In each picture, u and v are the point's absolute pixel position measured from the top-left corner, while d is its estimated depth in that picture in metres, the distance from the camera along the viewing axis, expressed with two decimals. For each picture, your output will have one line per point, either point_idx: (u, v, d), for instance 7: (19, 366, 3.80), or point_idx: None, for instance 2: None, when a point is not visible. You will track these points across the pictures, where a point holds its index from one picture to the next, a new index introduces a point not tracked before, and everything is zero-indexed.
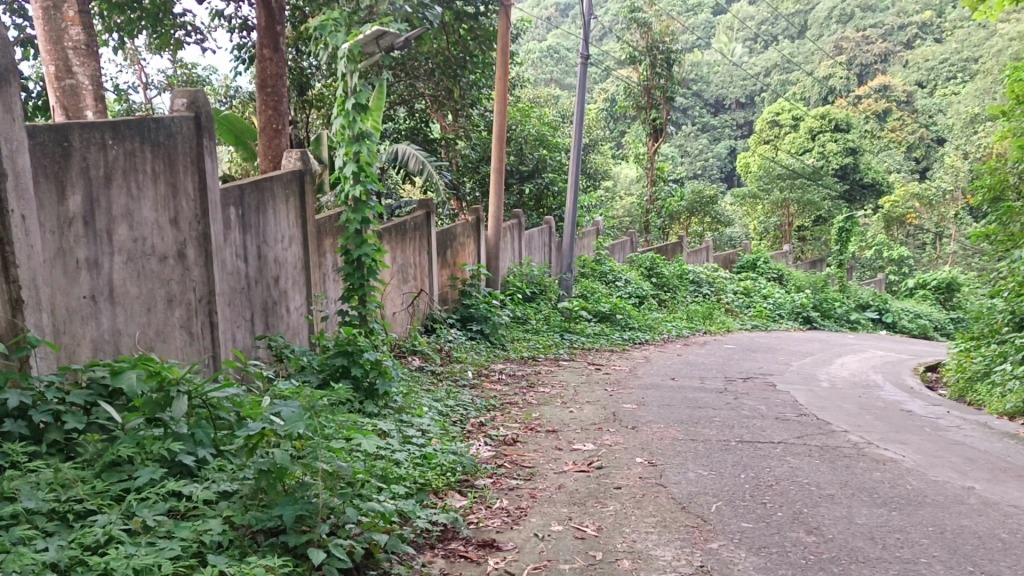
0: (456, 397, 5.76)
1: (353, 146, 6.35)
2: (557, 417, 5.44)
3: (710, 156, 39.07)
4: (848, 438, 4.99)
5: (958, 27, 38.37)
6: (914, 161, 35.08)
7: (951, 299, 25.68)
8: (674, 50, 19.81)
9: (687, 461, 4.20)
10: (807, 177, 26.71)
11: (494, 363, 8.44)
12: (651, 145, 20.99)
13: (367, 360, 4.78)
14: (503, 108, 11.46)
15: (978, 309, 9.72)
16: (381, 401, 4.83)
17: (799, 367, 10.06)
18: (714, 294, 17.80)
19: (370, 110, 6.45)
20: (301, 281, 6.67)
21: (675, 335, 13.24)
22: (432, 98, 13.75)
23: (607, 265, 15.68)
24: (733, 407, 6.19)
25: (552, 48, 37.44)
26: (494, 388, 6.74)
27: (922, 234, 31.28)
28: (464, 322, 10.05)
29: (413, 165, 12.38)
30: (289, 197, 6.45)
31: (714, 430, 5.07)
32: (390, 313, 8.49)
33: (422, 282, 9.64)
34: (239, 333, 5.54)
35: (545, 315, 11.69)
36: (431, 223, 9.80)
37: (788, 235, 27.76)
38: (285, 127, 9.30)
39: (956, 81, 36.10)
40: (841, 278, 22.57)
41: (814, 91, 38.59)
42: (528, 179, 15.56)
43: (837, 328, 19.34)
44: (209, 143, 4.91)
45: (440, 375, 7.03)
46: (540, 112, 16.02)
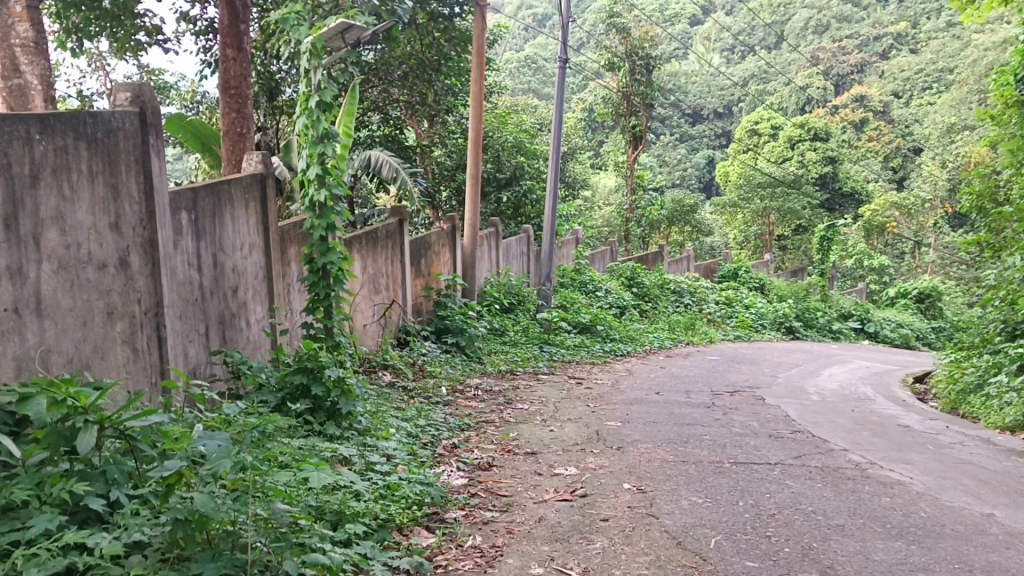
0: (429, 416, 5.38)
1: (317, 147, 5.95)
2: (536, 437, 5.07)
3: (689, 166, 38.98)
4: (848, 457, 4.65)
5: (934, 38, 38.67)
6: (891, 170, 35.21)
7: (931, 308, 25.62)
8: (654, 56, 19.59)
9: (679, 486, 3.83)
10: (788, 185, 26.60)
11: (469, 377, 8.05)
12: (631, 154, 20.72)
13: (327, 377, 4.38)
14: (479, 112, 11.10)
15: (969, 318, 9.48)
16: (343, 422, 4.44)
17: (786, 379, 9.76)
18: (695, 304, 17.54)
19: (335, 110, 6.07)
20: (262, 292, 6.25)
21: (657, 346, 12.92)
22: (407, 104, 13.39)
23: (587, 275, 15.35)
24: (723, 424, 5.84)
25: (531, 58, 37.25)
26: (469, 404, 6.35)
27: (901, 242, 31.32)
28: (439, 334, 9.66)
29: (386, 172, 12.03)
30: (249, 203, 6.05)
31: (704, 450, 4.71)
32: (359, 325, 8.09)
33: (395, 292, 9.25)
34: (192, 348, 5.12)
35: (523, 327, 11.33)
36: (404, 231, 9.41)
37: (768, 244, 27.62)
38: (251, 131, 8.89)
39: (931, 92, 36.32)
40: (822, 287, 22.43)
41: (792, 101, 38.64)
42: (506, 187, 15.22)
43: (820, 338, 19.17)
44: (156, 142, 4.53)
45: (412, 391, 6.63)
46: (518, 119, 15.71)
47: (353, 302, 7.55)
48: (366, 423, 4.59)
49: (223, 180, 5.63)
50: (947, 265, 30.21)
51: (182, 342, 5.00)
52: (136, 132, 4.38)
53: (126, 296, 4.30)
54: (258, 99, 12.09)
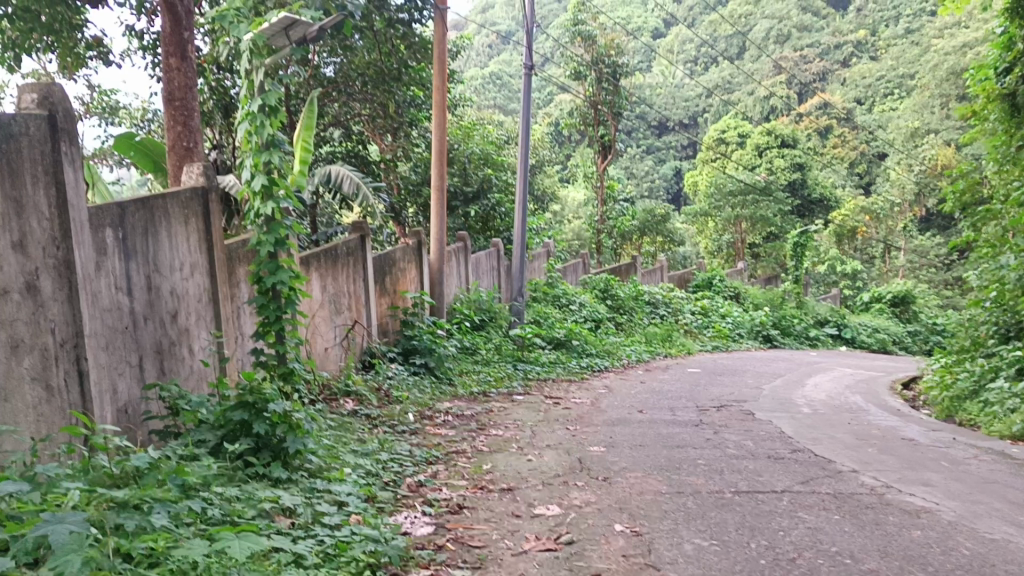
0: (392, 448, 4.83)
1: (262, 155, 5.41)
2: (512, 469, 4.55)
3: (656, 178, 38.71)
4: (860, 480, 4.20)
5: (893, 45, 39.01)
6: (857, 176, 35.30)
7: (906, 312, 25.46)
8: (621, 64, 19.26)
9: (678, 525, 3.35)
10: (759, 191, 26.39)
11: (439, 401, 7.49)
12: (600, 164, 20.30)
13: (270, 412, 3.81)
14: (443, 120, 10.60)
15: (957, 322, 9.14)
16: (293, 464, 3.89)
17: (772, 390, 9.33)
18: (671, 316, 17.12)
19: (282, 114, 5.54)
20: (207, 316, 5.68)
21: (635, 360, 12.45)
22: (369, 118, 12.91)
23: (560, 289, 14.88)
24: (715, 444, 5.36)
25: (495, 74, 36.79)
26: (438, 432, 5.79)
27: (871, 247, 31.30)
28: (406, 355, 9.10)
29: (347, 187, 11.48)
30: (189, 218, 5.49)
31: (701, 478, 4.22)
32: (318, 350, 7.52)
33: (358, 313, 8.69)
34: (122, 383, 4.54)
35: (496, 344, 10.82)
36: (366, 248, 8.86)
37: (741, 252, 27.34)
38: (198, 147, 8.30)
39: (892, 98, 36.51)
40: (798, 294, 22.10)
41: (756, 110, 38.61)
42: (473, 200, 14.73)
43: (798, 345, 18.85)
44: (70, 150, 4.00)
45: (376, 421, 6.07)
46: (484, 130, 15.25)
47: (309, 325, 6.98)
48: (320, 461, 4.06)
49: (158, 193, 5.09)
50: (917, 269, 30.21)
51: (109, 377, 4.43)
52: (44, 138, 3.85)
53: (35, 327, 3.74)
54: (213, 115, 11.51)
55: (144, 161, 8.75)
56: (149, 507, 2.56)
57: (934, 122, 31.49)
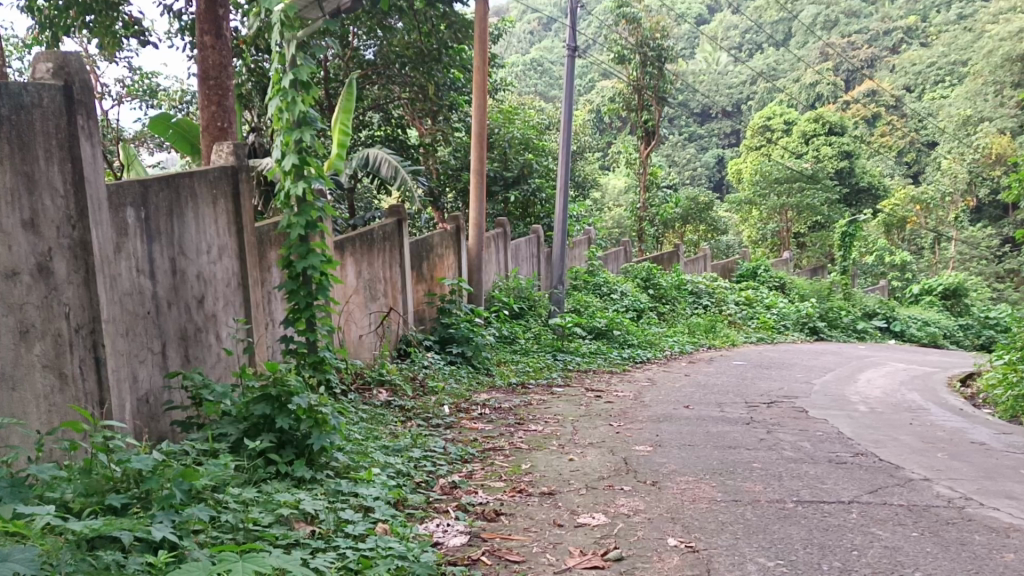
0: (425, 444, 4.55)
1: (293, 133, 5.15)
2: (553, 469, 4.25)
3: (699, 166, 37.95)
4: (935, 491, 3.82)
5: (945, 30, 37.69)
6: (905, 165, 34.26)
7: (958, 305, 24.57)
8: (665, 47, 18.71)
9: (738, 540, 3.03)
10: (806, 179, 25.65)
11: (476, 392, 7.22)
12: (642, 150, 19.82)
13: (294, 406, 3.55)
14: (483, 102, 10.24)
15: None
16: (319, 462, 3.65)
17: (823, 386, 8.91)
18: (714, 306, 16.64)
19: (314, 89, 5.26)
20: (236, 302, 5.46)
21: (678, 351, 12.04)
22: (409, 101, 12.62)
23: (600, 277, 14.53)
24: (769, 446, 5.00)
25: (537, 61, 36.30)
26: (475, 426, 5.52)
27: (920, 238, 30.39)
28: (443, 344, 8.83)
29: (386, 170, 11.23)
30: (217, 198, 5.27)
31: (759, 484, 3.88)
32: (351, 337, 7.29)
33: (394, 299, 8.45)
34: (141, 371, 4.34)
35: (535, 333, 10.51)
36: (403, 233, 8.60)
37: (786, 242, 26.66)
38: (232, 127, 8.09)
39: (943, 85, 35.35)
40: (846, 285, 21.44)
41: (802, 97, 37.66)
42: (513, 186, 14.38)
43: (845, 338, 18.25)
44: (87, 124, 3.78)
45: (409, 413, 5.82)
46: (525, 114, 14.90)
47: (341, 312, 6.73)
48: (349, 457, 3.81)
49: (185, 171, 4.87)
50: (968, 261, 29.38)
51: (128, 364, 4.23)
52: (59, 110, 3.63)
53: (46, 311, 3.54)
54: (252, 96, 11.32)
55: (183, 142, 8.60)
56: (150, 516, 2.38)
57: (988, 110, 30.43)
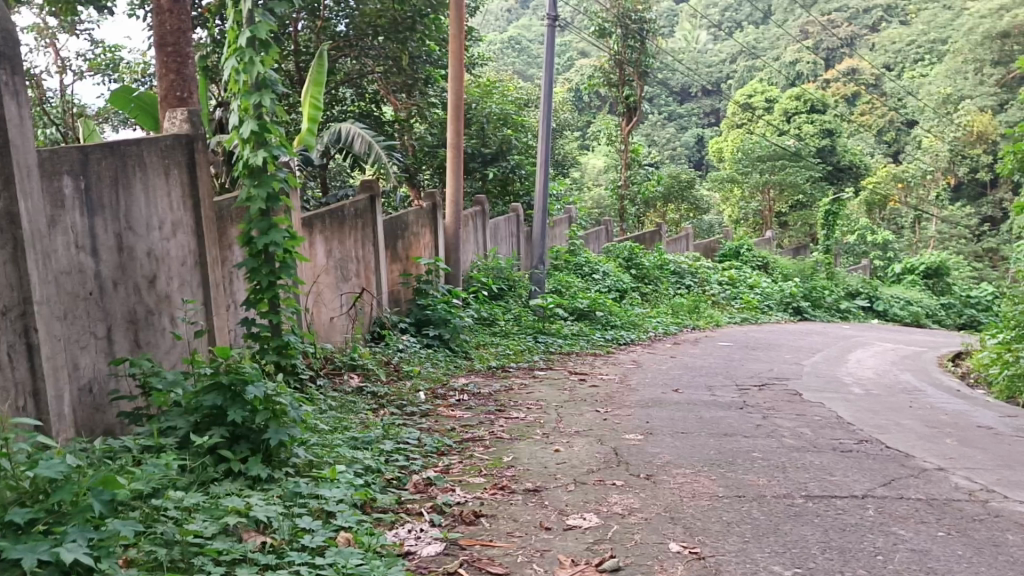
0: (397, 436, 4.18)
1: (251, 97, 4.75)
2: (538, 462, 3.89)
3: (679, 145, 37.56)
4: (954, 482, 3.52)
5: (924, 8, 37.50)
6: (885, 144, 34.13)
7: (939, 284, 24.49)
8: (648, 20, 18.26)
9: (749, 545, 2.68)
10: (789, 157, 25.38)
11: (453, 376, 6.85)
12: (624, 127, 19.42)
13: (250, 396, 3.15)
14: (460, 72, 9.78)
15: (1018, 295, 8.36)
16: (279, 458, 3.27)
17: (813, 367, 8.63)
18: (698, 286, 16.34)
19: (274, 51, 4.84)
20: (192, 282, 5.06)
21: (662, 332, 11.73)
22: (383, 77, 12.14)
23: (582, 256, 14.18)
24: (767, 433, 4.68)
25: (515, 39, 35.65)
26: (452, 414, 5.15)
27: (900, 217, 30.30)
28: (420, 326, 8.45)
29: (359, 146, 10.81)
30: (170, 170, 4.86)
31: (763, 478, 3.56)
32: (321, 320, 6.91)
33: (367, 280, 8.05)
34: (83, 357, 3.95)
35: (515, 315, 10.15)
36: (376, 210, 8.20)
37: (768, 221, 26.42)
38: (191, 97, 7.70)
39: (923, 64, 35.13)
40: (828, 264, 21.23)
41: (781, 76, 37.32)
42: (492, 162, 13.97)
43: (829, 318, 18.05)
44: (13, 81, 3.36)
45: (383, 402, 5.44)
46: (504, 89, 14.47)
47: (308, 293, 6.34)
48: (313, 451, 3.43)
49: (132, 138, 4.45)
50: (947, 240, 29.43)
51: (66, 350, 3.83)
52: None
53: None
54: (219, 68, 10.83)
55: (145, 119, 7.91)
56: (61, 534, 2.01)
57: (967, 88, 30.32)
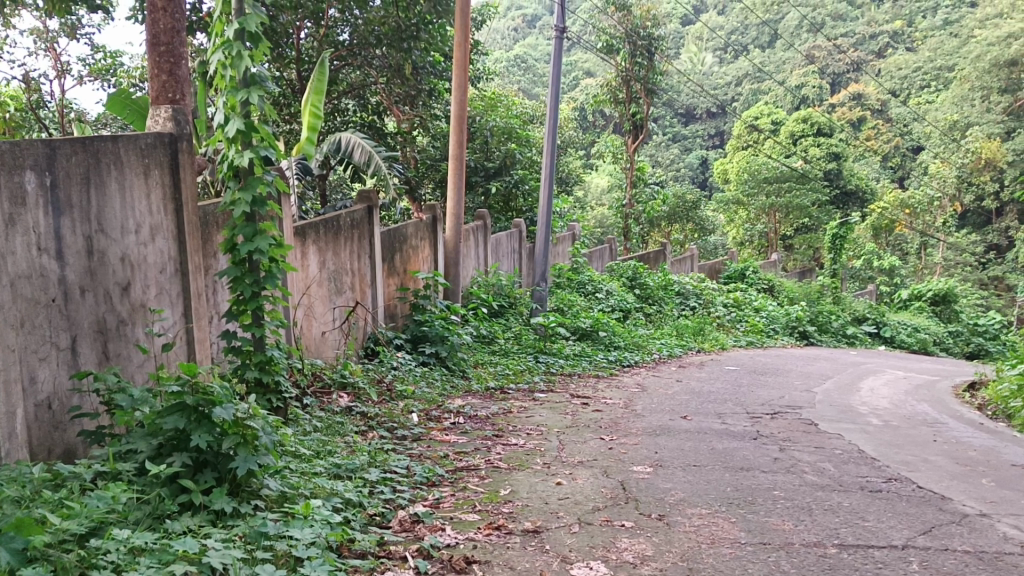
0: (384, 463, 3.82)
1: (238, 94, 4.42)
2: (538, 497, 3.53)
3: (683, 166, 37.31)
4: (1002, 532, 3.17)
5: (931, 35, 37.39)
6: (890, 170, 33.91)
7: (946, 311, 24.13)
8: (657, 37, 18.00)
9: None
10: (795, 180, 25.08)
11: (450, 397, 6.49)
12: (630, 145, 19.16)
13: (216, 417, 2.80)
14: (463, 82, 9.46)
15: None
16: (248, 489, 2.91)
17: (824, 394, 8.28)
18: (702, 308, 16.00)
19: (263, 45, 4.51)
20: (171, 291, 4.72)
21: (667, 355, 11.37)
22: (386, 88, 11.87)
23: (585, 275, 13.86)
24: (787, 467, 4.32)
25: (521, 57, 35.47)
26: (447, 439, 4.79)
27: (905, 243, 30.01)
28: (415, 343, 8.10)
29: (358, 156, 10.52)
30: (151, 170, 4.54)
31: (788, 521, 3.21)
32: (310, 335, 6.57)
33: (362, 293, 7.72)
34: (41, 370, 3.64)
35: (516, 333, 9.80)
36: (374, 221, 7.87)
37: (774, 244, 26.10)
38: (184, 99, 7.37)
39: (929, 91, 34.91)
40: (834, 288, 20.90)
41: (787, 99, 37.10)
42: (495, 177, 13.67)
43: (835, 343, 17.71)
44: None
45: (373, 423, 5.09)
46: (509, 102, 14.20)
47: (295, 306, 6.01)
48: (288, 481, 3.08)
49: (106, 134, 4.14)
50: (952, 267, 29.31)
51: (21, 362, 3.52)
52: None
53: None
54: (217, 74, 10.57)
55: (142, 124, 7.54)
56: None
57: (974, 115, 30.09)
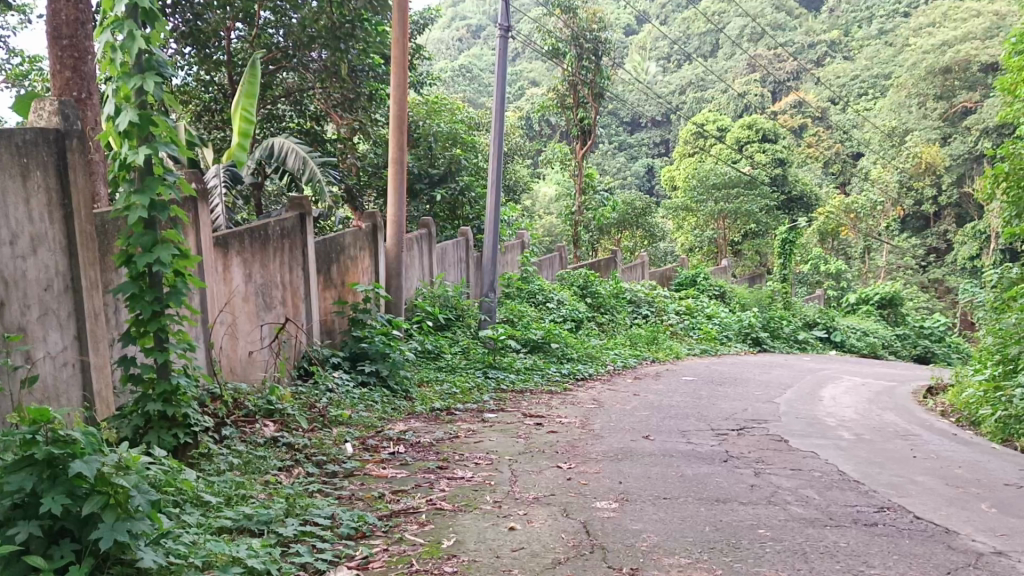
0: (306, 512, 3.23)
1: (130, 80, 3.78)
2: (487, 549, 2.97)
3: (629, 174, 37.18)
4: None
5: (867, 44, 37.93)
6: (831, 176, 34.27)
7: (893, 314, 24.25)
8: (603, 39, 17.60)
9: None
10: (744, 185, 24.94)
11: (391, 421, 5.90)
12: (578, 151, 18.77)
13: (73, 475, 2.21)
14: (403, 80, 8.84)
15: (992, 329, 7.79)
16: (120, 562, 2.33)
17: (788, 405, 7.91)
18: (655, 316, 15.64)
19: (159, 25, 3.88)
20: (60, 311, 4.09)
21: (621, 365, 10.92)
22: (324, 92, 11.26)
23: (535, 284, 13.38)
24: (767, 497, 3.84)
25: (466, 66, 34.93)
26: (383, 474, 4.21)
27: (849, 247, 30.24)
28: (354, 361, 7.47)
29: (292, 162, 9.85)
30: (30, 171, 3.90)
31: (781, 572, 2.73)
32: (230, 357, 5.92)
33: (294, 309, 7.09)
34: None
35: (463, 347, 9.25)
36: (306, 229, 7.24)
37: (723, 250, 25.93)
38: (91, 98, 6.69)
39: (867, 98, 35.24)
40: (784, 293, 20.77)
41: (730, 107, 37.20)
42: (439, 184, 13.11)
43: (787, 349, 17.49)
44: None
45: (300, 458, 4.48)
46: (453, 106, 13.65)
47: (205, 326, 5.35)
48: (176, 547, 2.48)
49: None
50: (895, 270, 29.90)
51: None
52: None
53: None
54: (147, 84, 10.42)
55: None
56: None
57: (912, 121, 30.40)
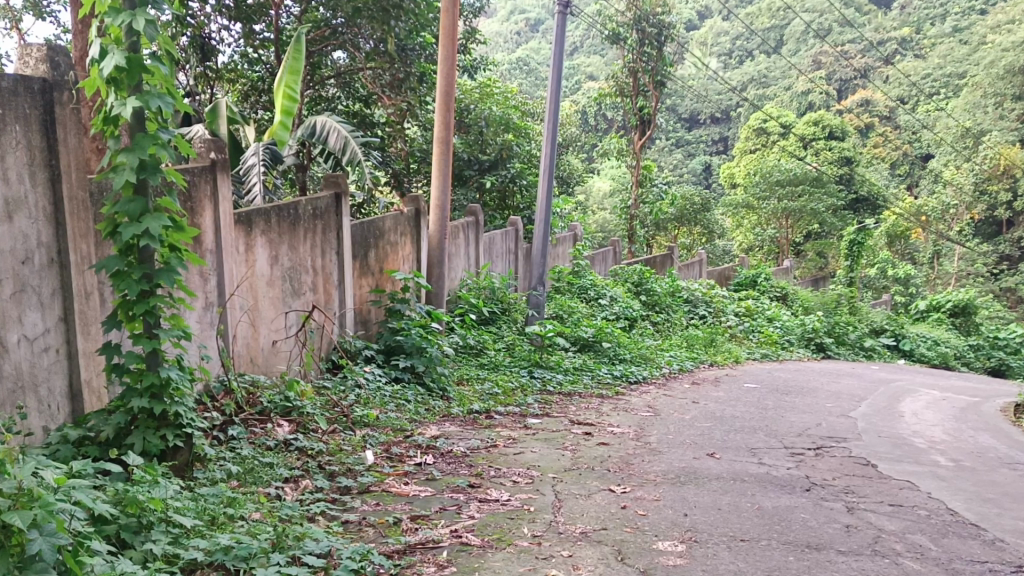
0: (295, 541, 2.64)
1: (116, 16, 3.21)
2: None
3: (686, 171, 36.06)
4: None
5: (940, 42, 36.12)
6: (898, 178, 32.73)
7: (966, 324, 22.89)
8: (666, 24, 16.66)
9: None
10: (809, 183, 23.75)
11: (423, 425, 5.27)
12: (635, 142, 17.91)
13: None
14: (452, 54, 8.18)
15: None
16: None
17: (866, 421, 7.10)
18: (712, 317, 14.81)
19: None
20: (41, 289, 3.54)
21: (677, 368, 10.15)
22: (371, 70, 10.66)
23: (587, 279, 12.67)
24: (871, 544, 3.11)
25: (522, 59, 34.23)
26: (404, 493, 3.57)
27: (917, 251, 28.78)
28: (389, 355, 6.85)
29: (333, 141, 9.25)
30: (8, 122, 3.34)
31: None
32: (248, 345, 5.34)
33: (325, 295, 6.51)
34: None
35: (507, 344, 8.61)
36: (342, 210, 6.65)
37: (785, 250, 24.78)
38: None
39: (939, 97, 33.47)
40: (850, 297, 19.66)
41: (793, 105, 35.78)
42: (489, 170, 12.45)
43: (853, 357, 16.42)
44: None
45: (311, 467, 3.86)
46: (507, 89, 12.96)
47: (211, 310, 4.78)
48: None
49: None
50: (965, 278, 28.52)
51: None
52: None
53: None
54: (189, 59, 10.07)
55: None
56: None
57: (988, 121, 28.73)
